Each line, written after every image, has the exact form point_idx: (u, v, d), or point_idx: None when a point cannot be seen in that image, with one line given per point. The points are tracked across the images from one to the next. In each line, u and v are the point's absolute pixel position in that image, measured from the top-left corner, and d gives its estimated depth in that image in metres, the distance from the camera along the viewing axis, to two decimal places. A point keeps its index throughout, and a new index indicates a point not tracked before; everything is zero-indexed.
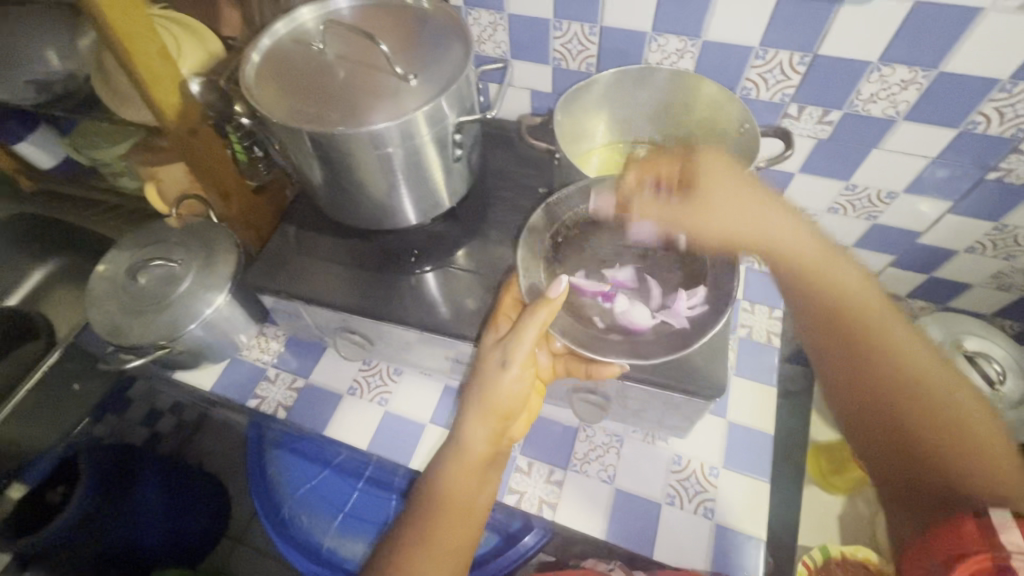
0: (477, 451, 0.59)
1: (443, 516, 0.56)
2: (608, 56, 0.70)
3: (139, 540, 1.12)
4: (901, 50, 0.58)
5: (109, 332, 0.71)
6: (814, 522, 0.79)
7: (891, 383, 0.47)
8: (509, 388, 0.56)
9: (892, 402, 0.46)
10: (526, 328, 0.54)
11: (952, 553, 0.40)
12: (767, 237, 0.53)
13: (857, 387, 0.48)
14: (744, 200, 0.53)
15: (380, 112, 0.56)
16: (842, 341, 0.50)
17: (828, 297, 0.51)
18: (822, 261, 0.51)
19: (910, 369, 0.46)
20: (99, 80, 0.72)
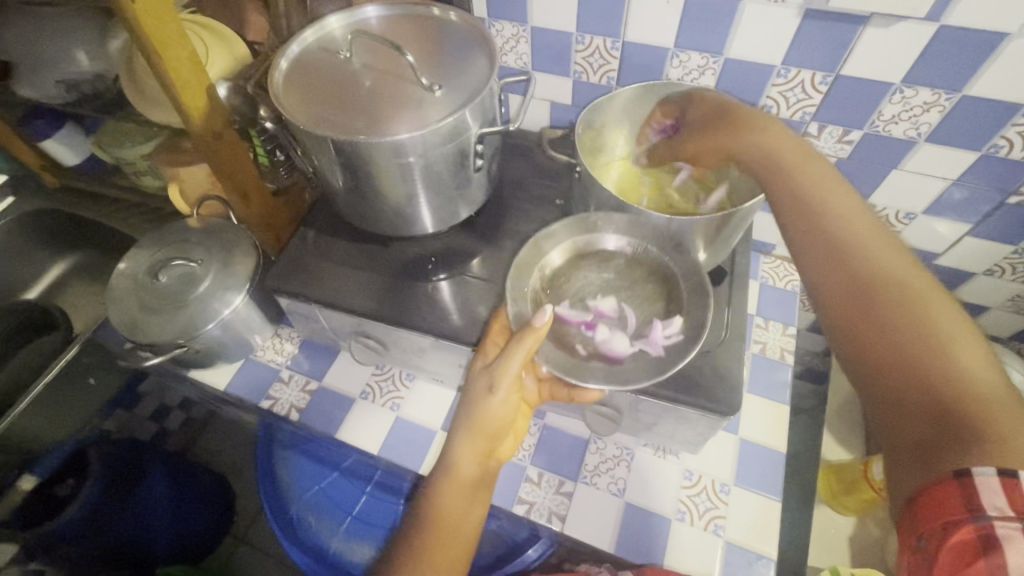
0: (465, 472, 0.58)
1: (434, 539, 0.56)
2: (629, 70, 0.70)
3: (149, 535, 1.15)
4: (925, 73, 0.58)
5: (128, 328, 0.72)
6: (825, 543, 0.79)
7: (877, 297, 0.45)
8: (496, 412, 0.56)
9: (877, 315, 0.45)
10: (511, 355, 0.53)
11: (939, 527, 0.37)
12: (755, 144, 0.56)
13: (842, 301, 0.47)
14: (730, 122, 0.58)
15: (403, 121, 0.57)
16: (830, 256, 0.49)
17: (817, 213, 0.51)
18: (815, 181, 0.52)
19: (899, 286, 0.45)
20: (128, 82, 0.73)
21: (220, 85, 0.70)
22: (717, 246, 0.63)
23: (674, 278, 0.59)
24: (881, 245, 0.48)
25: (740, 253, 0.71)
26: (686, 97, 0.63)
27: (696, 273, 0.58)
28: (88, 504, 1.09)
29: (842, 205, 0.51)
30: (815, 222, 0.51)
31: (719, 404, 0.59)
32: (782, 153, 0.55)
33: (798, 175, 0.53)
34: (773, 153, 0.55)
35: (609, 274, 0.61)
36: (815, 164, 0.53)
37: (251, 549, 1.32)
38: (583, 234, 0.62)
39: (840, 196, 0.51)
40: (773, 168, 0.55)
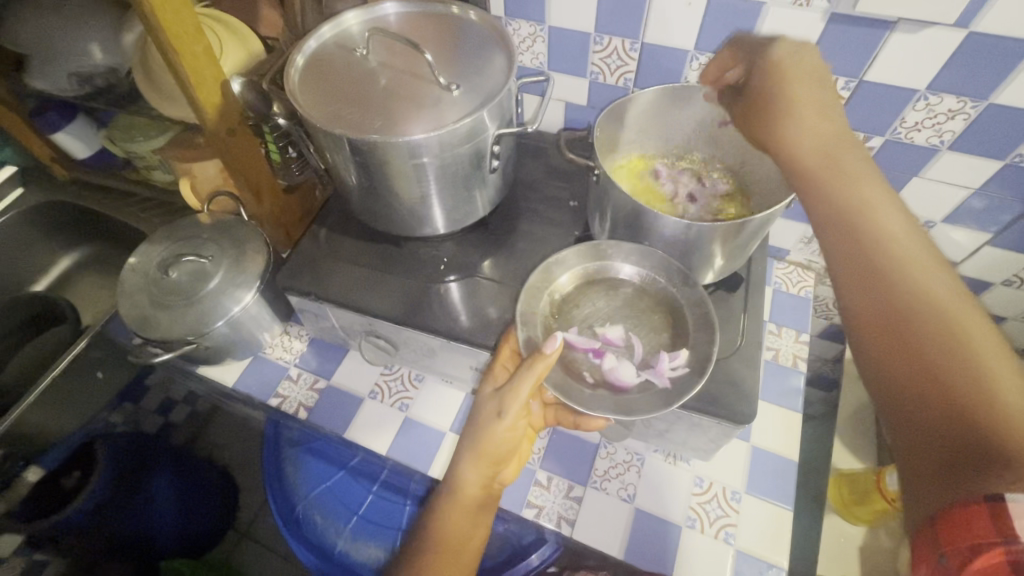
0: (468, 492, 0.59)
1: (437, 559, 0.57)
2: (647, 72, 0.70)
3: (153, 528, 1.18)
4: (951, 80, 0.57)
5: (137, 323, 0.71)
6: (834, 551, 0.78)
7: (911, 313, 0.40)
8: (502, 436, 0.57)
9: (909, 333, 0.40)
10: (520, 380, 0.54)
11: (966, 547, 0.33)
12: (792, 132, 0.50)
13: (871, 316, 0.42)
14: (779, 97, 0.51)
15: (421, 122, 0.56)
16: (860, 264, 0.44)
17: (849, 214, 0.45)
18: (850, 177, 0.46)
19: (935, 303, 0.40)
20: (142, 76, 0.73)
21: (233, 81, 0.68)
22: (734, 253, 0.61)
23: (681, 309, 0.60)
24: (919, 253, 0.43)
25: (756, 259, 0.71)
26: (759, 50, 0.55)
27: (700, 303, 0.59)
28: (94, 500, 1.11)
29: (878, 205, 0.45)
30: (846, 226, 0.45)
31: (734, 412, 0.58)
32: (815, 143, 0.49)
33: (828, 171, 0.47)
34: (809, 143, 0.49)
35: (614, 301, 0.62)
36: (852, 158, 0.47)
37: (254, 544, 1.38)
38: (593, 261, 0.63)
39: (876, 195, 0.45)
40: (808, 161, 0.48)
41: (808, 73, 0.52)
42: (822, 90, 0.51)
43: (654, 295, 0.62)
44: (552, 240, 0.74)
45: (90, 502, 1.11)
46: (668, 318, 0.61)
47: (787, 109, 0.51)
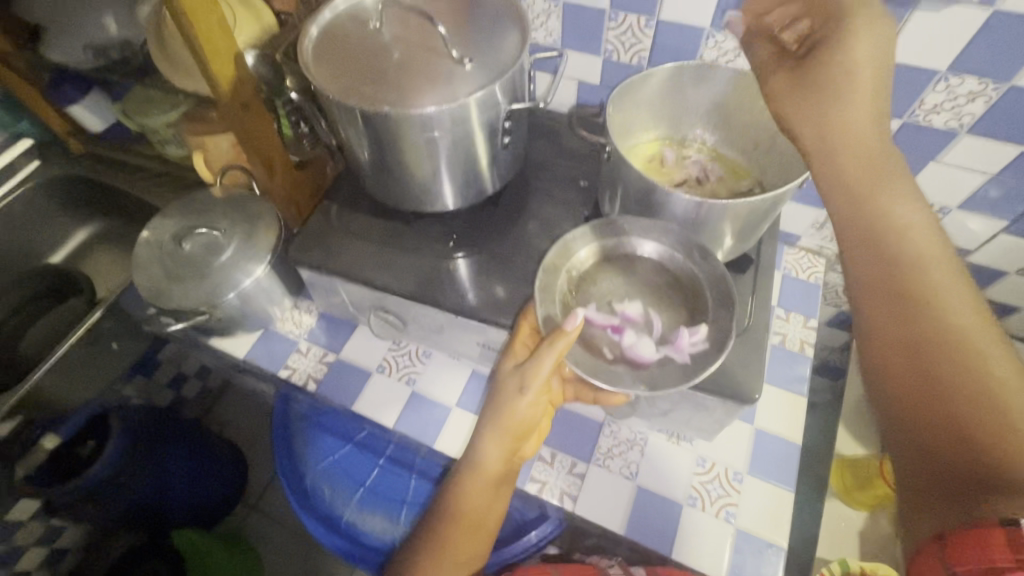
0: (491, 467, 0.59)
1: (455, 530, 0.60)
2: (662, 50, 0.69)
3: (167, 496, 1.22)
4: (972, 62, 0.56)
5: (152, 296, 0.72)
6: (833, 535, 0.79)
7: (932, 338, 0.39)
8: (525, 412, 0.58)
9: (931, 358, 0.39)
10: (541, 357, 0.55)
11: (977, 571, 0.32)
12: (828, 121, 0.47)
13: (892, 338, 0.41)
14: (834, 75, 0.47)
15: (433, 94, 0.56)
16: (888, 284, 0.42)
17: (879, 231, 0.44)
18: (884, 189, 0.45)
19: (955, 325, 0.39)
20: (157, 48, 0.73)
21: (248, 54, 0.70)
22: (744, 234, 0.61)
23: (698, 287, 0.60)
24: (941, 264, 0.42)
25: (766, 242, 0.70)
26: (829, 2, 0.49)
27: (720, 279, 0.59)
28: (107, 470, 1.09)
29: (909, 224, 0.44)
30: (875, 243, 0.44)
31: (738, 392, 0.58)
32: (851, 147, 0.46)
33: (863, 179, 0.45)
34: (849, 143, 0.46)
35: (635, 281, 0.62)
36: (892, 168, 0.45)
37: (263, 516, 1.43)
38: (602, 233, 0.63)
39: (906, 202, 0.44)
40: (843, 164, 0.46)
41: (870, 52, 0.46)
42: (874, 69, 0.46)
43: (663, 275, 0.62)
44: (561, 219, 0.74)
45: (109, 469, 1.10)
46: (683, 300, 0.60)
47: (844, 88, 0.46)
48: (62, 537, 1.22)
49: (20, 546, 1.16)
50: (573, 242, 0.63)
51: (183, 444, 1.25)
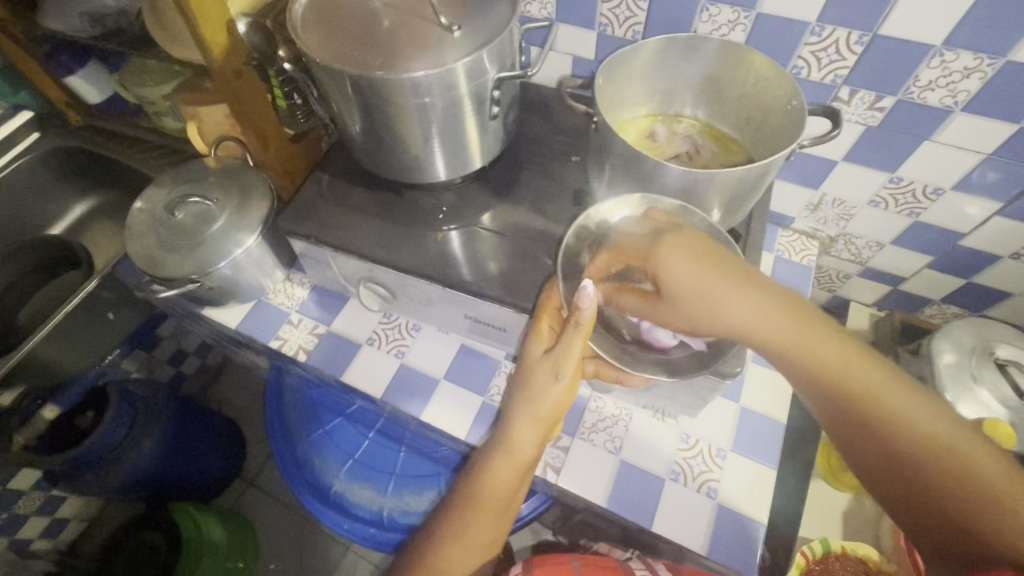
0: (525, 453, 0.58)
1: (478, 510, 0.58)
2: (656, 24, 0.68)
3: (159, 468, 1.22)
4: (968, 35, 0.55)
5: (145, 264, 0.73)
6: (817, 515, 0.80)
7: (913, 458, 0.42)
8: (558, 399, 0.57)
9: (916, 475, 0.42)
10: (572, 340, 0.54)
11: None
12: (726, 319, 0.48)
13: (869, 460, 0.45)
14: (708, 285, 0.48)
15: (421, 60, 0.56)
16: (844, 415, 0.46)
17: (823, 378, 0.46)
18: (807, 335, 0.47)
19: (930, 436, 0.42)
20: (151, 16, 0.73)
21: (238, 22, 0.69)
22: (732, 208, 0.61)
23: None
24: (884, 380, 0.45)
25: (756, 219, 0.70)
26: (648, 247, 0.53)
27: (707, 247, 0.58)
28: (109, 439, 1.12)
29: (833, 356, 0.46)
30: (821, 381, 0.46)
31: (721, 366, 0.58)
32: (765, 328, 0.47)
33: (794, 343, 0.47)
34: (761, 315, 0.47)
35: None
36: (797, 309, 0.47)
37: (259, 492, 1.46)
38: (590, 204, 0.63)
39: (834, 347, 0.46)
40: (764, 341, 0.48)
41: (703, 256, 0.49)
42: (710, 284, 0.48)
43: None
44: (552, 195, 0.74)
45: (110, 439, 1.12)
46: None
47: (718, 296, 0.48)
48: (63, 506, 1.24)
49: (24, 514, 1.16)
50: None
51: (172, 411, 1.26)
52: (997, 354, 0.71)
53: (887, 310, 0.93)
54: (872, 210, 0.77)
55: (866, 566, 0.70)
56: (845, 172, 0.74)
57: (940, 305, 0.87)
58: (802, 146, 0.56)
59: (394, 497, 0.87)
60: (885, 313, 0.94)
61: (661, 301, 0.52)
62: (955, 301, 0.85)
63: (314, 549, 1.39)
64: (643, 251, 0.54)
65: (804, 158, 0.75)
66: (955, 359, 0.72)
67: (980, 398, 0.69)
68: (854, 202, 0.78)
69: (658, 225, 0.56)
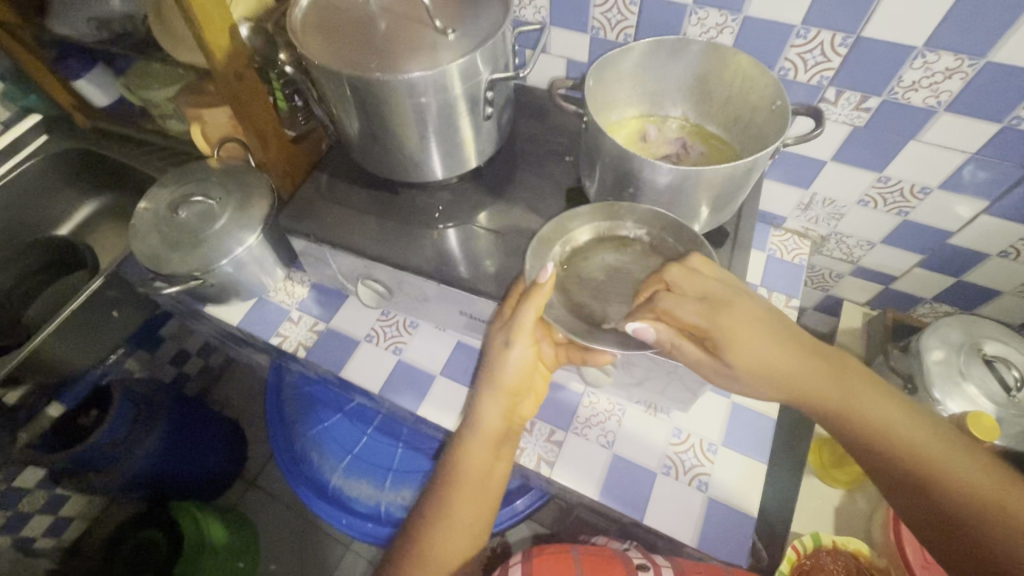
0: (491, 425, 0.62)
1: (457, 490, 0.61)
2: (646, 27, 0.70)
3: (162, 466, 1.24)
4: (947, 37, 0.57)
5: (148, 260, 0.75)
6: (811, 511, 0.81)
7: (949, 505, 0.43)
8: (515, 367, 0.61)
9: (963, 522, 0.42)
10: (521, 310, 0.57)
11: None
12: (770, 373, 0.50)
13: (914, 511, 0.46)
14: (755, 335, 0.50)
15: (415, 62, 0.58)
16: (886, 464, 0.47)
17: (865, 430, 0.48)
18: (851, 390, 0.49)
19: (965, 483, 0.43)
20: (156, 22, 0.76)
21: (242, 26, 0.72)
22: (720, 205, 0.62)
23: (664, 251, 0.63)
24: (916, 429, 0.47)
25: (746, 217, 0.71)
26: (709, 310, 0.51)
27: (694, 243, 0.60)
28: (111, 437, 1.14)
29: (873, 407, 0.48)
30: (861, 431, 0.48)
31: None
32: (809, 381, 0.50)
33: (832, 394, 0.49)
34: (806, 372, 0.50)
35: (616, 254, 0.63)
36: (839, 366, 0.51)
37: (259, 492, 1.47)
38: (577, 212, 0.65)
39: (873, 402, 0.49)
40: (806, 397, 0.50)
41: (754, 313, 0.51)
42: (755, 344, 0.50)
43: (648, 253, 0.63)
44: (546, 194, 0.76)
45: (111, 437, 1.13)
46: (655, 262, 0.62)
47: (763, 349, 0.50)
48: (65, 506, 1.25)
49: (25, 513, 1.16)
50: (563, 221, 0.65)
51: (177, 411, 1.28)
52: (985, 351, 0.72)
53: (880, 308, 0.94)
54: (861, 210, 0.79)
55: (856, 561, 0.71)
56: (833, 171, 0.75)
57: (931, 304, 0.88)
58: (787, 144, 0.57)
59: (392, 492, 0.88)
60: (878, 311, 0.95)
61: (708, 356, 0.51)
62: (946, 299, 0.86)
63: (314, 547, 1.40)
64: (707, 316, 0.51)
65: (795, 157, 0.76)
66: (944, 355, 0.73)
67: (969, 394, 0.70)
68: (844, 201, 0.79)
69: (714, 287, 0.53)
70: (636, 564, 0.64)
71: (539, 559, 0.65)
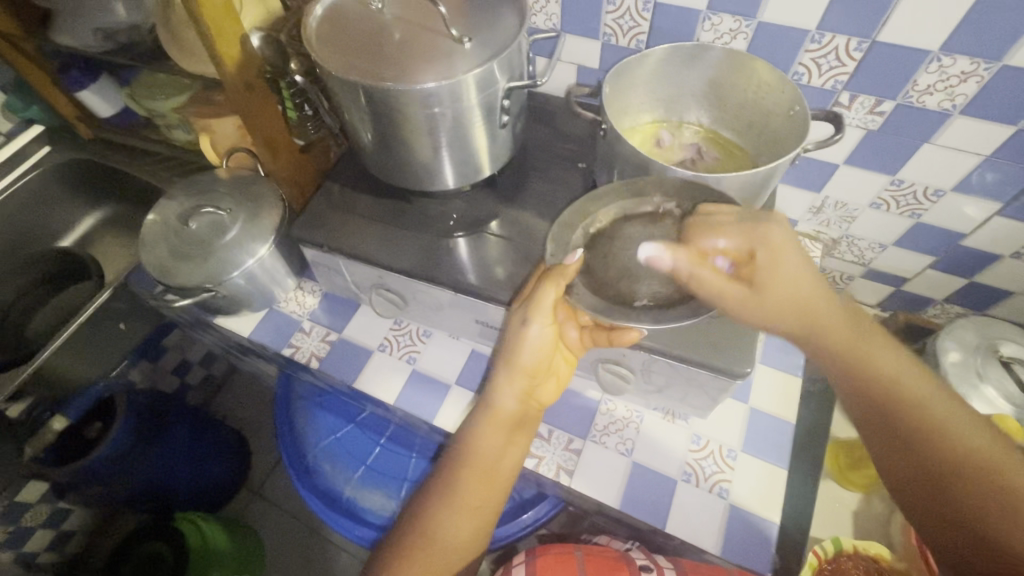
0: (506, 406, 0.63)
1: (469, 474, 0.60)
2: (659, 33, 0.70)
3: (170, 477, 1.24)
4: (963, 41, 0.57)
5: (158, 272, 0.74)
6: (827, 515, 0.82)
7: (941, 463, 0.44)
8: (533, 345, 0.60)
9: (953, 485, 0.43)
10: (542, 289, 0.57)
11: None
12: (796, 308, 0.51)
13: (903, 467, 0.47)
14: (792, 262, 0.51)
15: (431, 72, 0.57)
16: (885, 422, 0.48)
17: (872, 381, 0.49)
18: (863, 342, 0.51)
19: (963, 447, 0.44)
20: (164, 31, 0.75)
21: (253, 36, 0.71)
22: None
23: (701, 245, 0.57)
24: (923, 388, 0.48)
25: None
26: (755, 228, 0.51)
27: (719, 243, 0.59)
28: (114, 449, 1.12)
29: (884, 362, 0.50)
30: (867, 386, 0.49)
31: (728, 366, 0.59)
32: (829, 325, 0.51)
33: (846, 342, 0.51)
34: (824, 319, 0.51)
35: None
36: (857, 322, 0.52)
37: (265, 502, 1.45)
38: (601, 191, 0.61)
39: (885, 357, 0.50)
40: (822, 339, 0.51)
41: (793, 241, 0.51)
42: (782, 278, 0.50)
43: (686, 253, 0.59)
44: (560, 200, 0.75)
45: (111, 450, 1.12)
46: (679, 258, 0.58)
47: (797, 284, 0.51)
48: (69, 519, 1.22)
49: (28, 528, 1.15)
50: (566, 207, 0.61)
51: (187, 422, 1.29)
52: (1001, 352, 0.72)
53: (891, 310, 0.94)
54: (874, 212, 0.79)
55: (877, 565, 0.70)
56: (847, 175, 0.75)
57: (942, 305, 0.88)
58: (807, 151, 0.57)
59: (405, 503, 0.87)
60: (889, 314, 0.95)
61: (738, 293, 0.50)
62: (958, 300, 0.86)
63: (321, 557, 1.38)
64: (750, 236, 0.51)
65: (808, 163, 0.76)
66: (960, 357, 0.73)
67: (987, 396, 0.70)
68: (856, 204, 0.79)
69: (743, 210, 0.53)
70: (639, 566, 0.68)
71: (541, 559, 0.71)
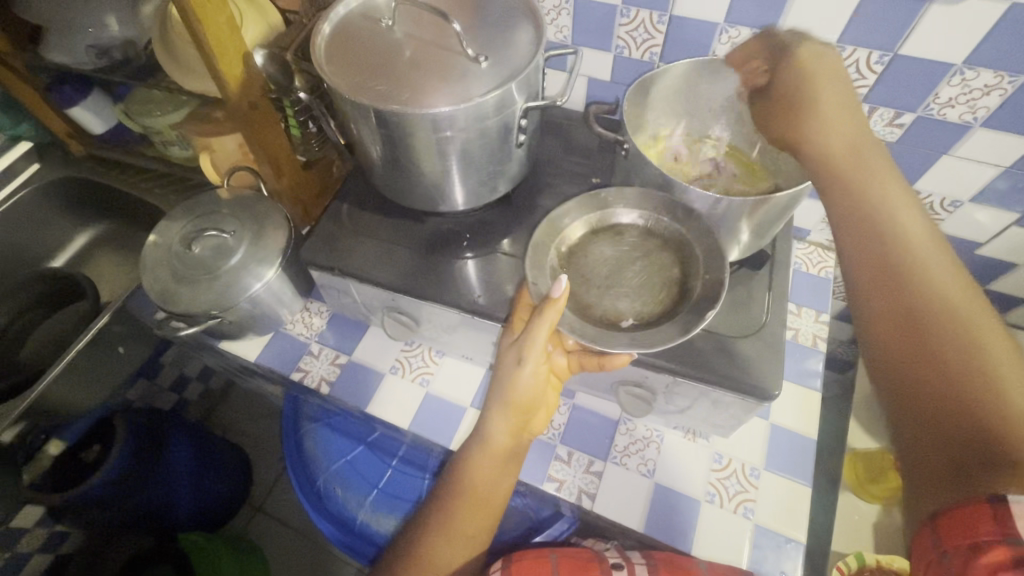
0: (499, 441, 0.60)
1: (464, 504, 0.59)
2: (674, 46, 0.69)
3: (174, 501, 1.21)
4: (989, 55, 0.56)
5: (160, 298, 0.71)
6: (848, 529, 0.82)
7: (920, 303, 0.42)
8: (526, 383, 0.57)
9: (922, 323, 0.41)
10: (535, 328, 0.53)
11: (965, 546, 0.34)
12: (826, 113, 0.51)
13: (878, 303, 0.44)
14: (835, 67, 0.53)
15: (445, 93, 0.55)
16: (875, 267, 0.45)
17: (866, 218, 0.47)
18: (869, 177, 0.48)
19: (944, 297, 0.42)
20: (163, 49, 0.72)
21: (256, 53, 0.68)
22: (761, 230, 0.61)
23: (712, 266, 0.56)
24: (925, 242, 0.45)
25: (779, 237, 0.70)
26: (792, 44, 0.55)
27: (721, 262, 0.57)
28: (114, 472, 1.09)
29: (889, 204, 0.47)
30: (868, 238, 0.46)
31: (759, 388, 0.57)
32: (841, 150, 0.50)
33: (850, 172, 0.49)
34: (837, 161, 0.50)
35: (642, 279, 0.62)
36: (874, 169, 0.49)
37: (269, 519, 1.42)
38: (615, 211, 0.62)
39: (897, 198, 0.47)
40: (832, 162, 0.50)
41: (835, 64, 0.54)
42: (846, 99, 0.52)
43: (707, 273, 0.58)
44: None
45: (109, 475, 1.09)
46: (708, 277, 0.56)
47: (824, 99, 0.52)
48: (65, 543, 1.18)
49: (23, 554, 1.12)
50: (564, 219, 0.62)
51: (189, 443, 1.25)
52: None
53: None
54: None
55: None
56: None
57: None
58: None
59: None
60: None
61: (792, 110, 0.54)
62: None
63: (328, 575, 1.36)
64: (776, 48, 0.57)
65: None
66: None
67: None
68: None
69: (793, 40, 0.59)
70: (610, 562, 0.60)
71: (514, 560, 0.60)
